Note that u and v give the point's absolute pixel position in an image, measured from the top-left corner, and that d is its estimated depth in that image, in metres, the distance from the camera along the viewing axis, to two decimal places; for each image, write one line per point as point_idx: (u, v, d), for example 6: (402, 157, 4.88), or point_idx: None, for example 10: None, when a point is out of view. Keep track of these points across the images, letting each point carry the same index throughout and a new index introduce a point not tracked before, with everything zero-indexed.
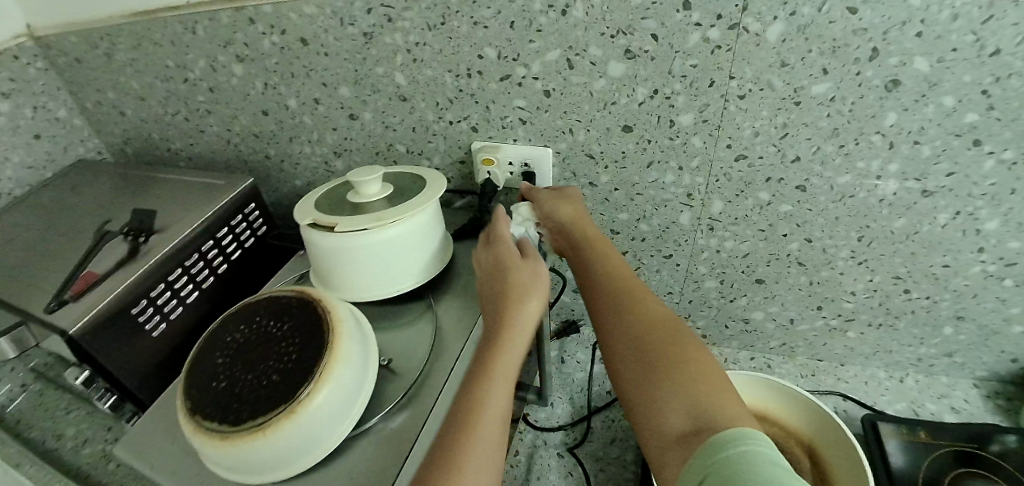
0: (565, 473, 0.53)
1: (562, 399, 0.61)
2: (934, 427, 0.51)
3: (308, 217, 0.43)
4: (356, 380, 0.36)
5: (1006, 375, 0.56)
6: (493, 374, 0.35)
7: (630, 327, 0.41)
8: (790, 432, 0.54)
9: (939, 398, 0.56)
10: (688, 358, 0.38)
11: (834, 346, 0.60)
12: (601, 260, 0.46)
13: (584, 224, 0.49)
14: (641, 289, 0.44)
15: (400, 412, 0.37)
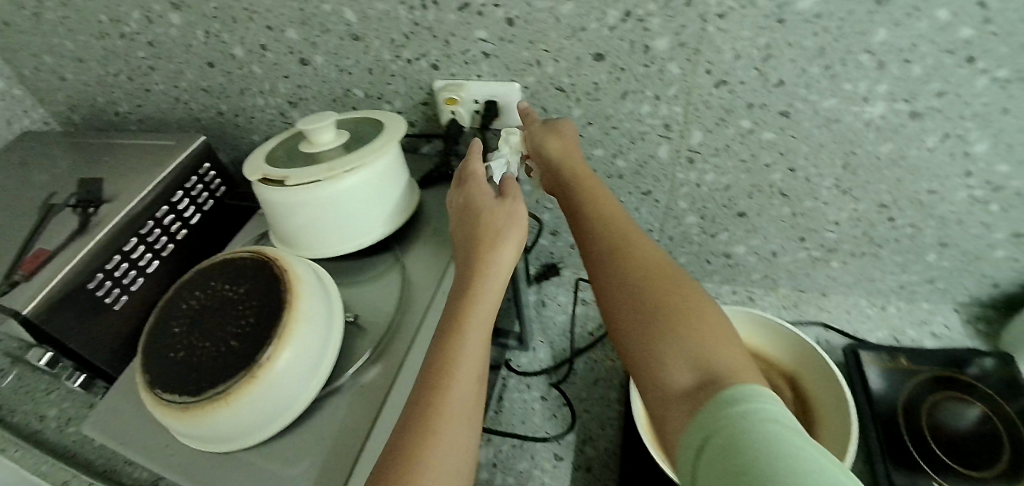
0: (548, 415, 0.53)
1: (544, 342, 0.60)
2: (915, 355, 0.55)
3: (258, 173, 0.44)
4: (319, 335, 0.39)
5: (986, 300, 0.61)
6: (461, 363, 0.32)
7: (627, 277, 0.37)
8: (774, 367, 0.53)
9: (920, 325, 0.61)
10: (689, 309, 0.34)
11: (817, 277, 0.61)
12: (595, 210, 0.41)
13: (581, 175, 0.44)
14: (638, 238, 0.39)
15: (372, 364, 0.40)
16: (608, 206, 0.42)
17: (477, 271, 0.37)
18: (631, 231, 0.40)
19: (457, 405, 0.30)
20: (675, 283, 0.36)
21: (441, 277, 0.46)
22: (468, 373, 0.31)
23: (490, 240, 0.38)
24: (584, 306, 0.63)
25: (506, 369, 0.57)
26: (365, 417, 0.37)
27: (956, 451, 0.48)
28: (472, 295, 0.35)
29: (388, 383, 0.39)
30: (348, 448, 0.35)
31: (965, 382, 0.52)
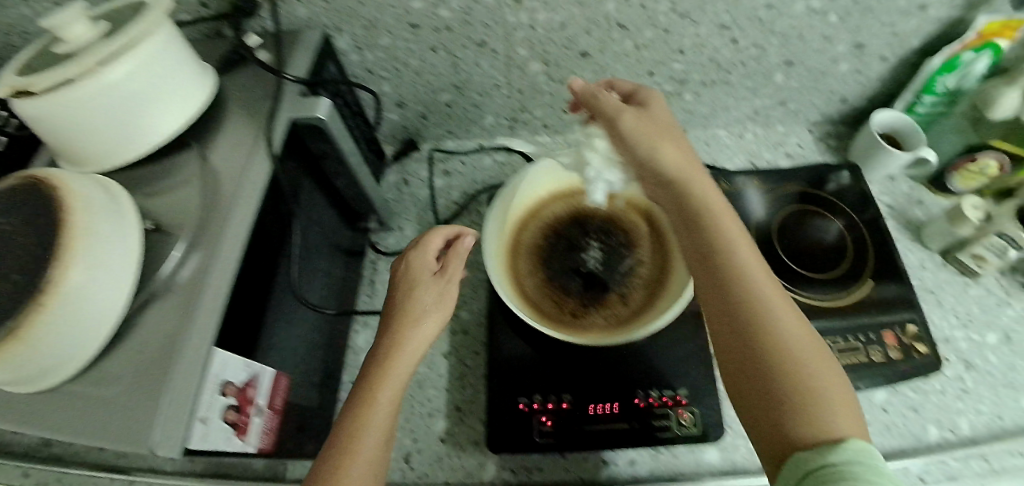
0: None
1: (408, 221, 0.63)
2: (766, 175, 0.62)
3: (7, 88, 0.38)
4: (116, 252, 0.38)
5: (837, 117, 0.65)
6: (374, 411, 0.38)
7: (742, 289, 0.38)
8: (627, 201, 0.56)
9: (776, 147, 0.66)
10: (781, 326, 0.36)
11: (674, 112, 0.62)
12: (690, 197, 0.42)
13: (690, 172, 0.43)
14: (735, 237, 0.40)
15: (192, 262, 0.41)
16: (725, 199, 0.42)
17: (404, 318, 0.43)
18: (731, 229, 0.41)
19: (369, 447, 0.36)
20: (765, 295, 0.38)
21: (251, 167, 0.44)
22: (379, 418, 0.38)
23: (409, 304, 0.45)
24: (445, 178, 0.65)
25: (375, 252, 0.62)
26: (186, 321, 0.38)
27: (800, 253, 0.58)
28: (392, 350, 0.41)
29: (205, 281, 0.40)
30: (168, 350, 0.38)
31: (819, 196, 0.61)
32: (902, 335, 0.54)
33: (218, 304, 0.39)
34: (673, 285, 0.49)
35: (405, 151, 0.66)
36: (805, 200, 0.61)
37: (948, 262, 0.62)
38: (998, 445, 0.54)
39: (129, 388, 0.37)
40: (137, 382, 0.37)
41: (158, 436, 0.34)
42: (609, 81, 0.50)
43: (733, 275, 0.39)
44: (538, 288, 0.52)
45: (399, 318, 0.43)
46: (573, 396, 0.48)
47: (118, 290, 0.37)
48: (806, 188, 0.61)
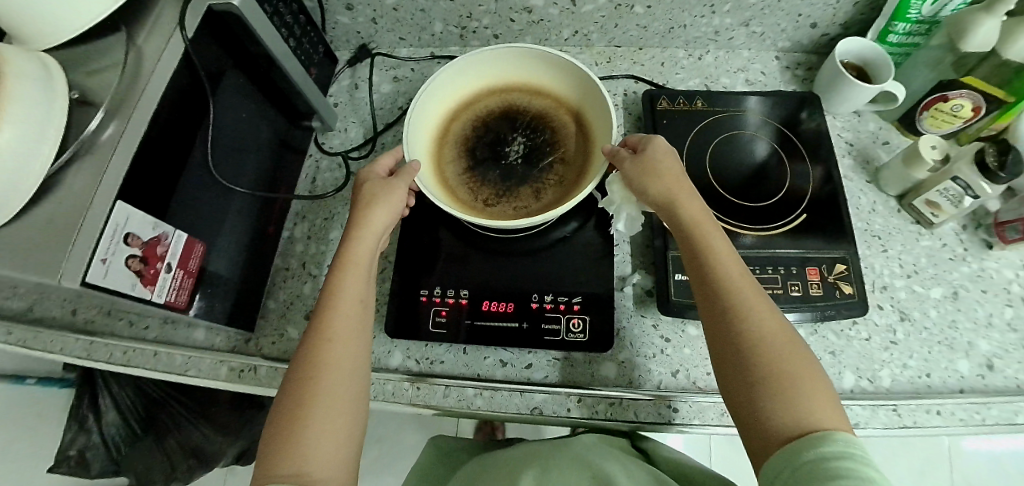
0: (338, 184, 0.63)
1: (355, 124, 0.66)
2: (710, 96, 0.60)
3: None
4: (36, 115, 0.40)
5: (806, 44, 0.64)
6: (339, 308, 0.43)
7: (718, 283, 0.41)
8: (557, 101, 0.57)
9: (736, 73, 0.65)
10: (756, 323, 0.38)
11: (627, 29, 0.62)
12: (663, 191, 0.45)
13: (666, 168, 0.46)
14: (709, 232, 0.43)
15: (109, 122, 0.42)
16: (694, 195, 0.45)
17: (360, 222, 0.47)
18: (711, 230, 0.43)
19: (342, 326, 0.43)
20: (742, 290, 0.40)
21: (169, 43, 0.44)
22: (348, 305, 0.44)
23: (363, 211, 0.48)
24: (394, 83, 0.68)
25: (319, 151, 0.65)
26: (94, 181, 0.40)
27: (735, 182, 0.57)
28: (350, 247, 0.46)
29: (118, 140, 0.41)
30: (75, 208, 0.39)
31: (787, 137, 0.59)
32: (827, 273, 0.52)
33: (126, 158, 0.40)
34: (580, 187, 0.53)
35: (358, 57, 0.68)
36: (781, 144, 0.59)
37: (903, 207, 0.60)
38: (913, 400, 0.52)
39: (46, 237, 0.39)
40: (51, 228, 0.39)
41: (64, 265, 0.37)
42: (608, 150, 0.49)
43: (715, 270, 0.41)
44: (459, 174, 0.57)
45: (357, 222, 0.47)
46: (469, 292, 0.51)
47: (37, 150, 0.39)
48: (786, 134, 0.59)
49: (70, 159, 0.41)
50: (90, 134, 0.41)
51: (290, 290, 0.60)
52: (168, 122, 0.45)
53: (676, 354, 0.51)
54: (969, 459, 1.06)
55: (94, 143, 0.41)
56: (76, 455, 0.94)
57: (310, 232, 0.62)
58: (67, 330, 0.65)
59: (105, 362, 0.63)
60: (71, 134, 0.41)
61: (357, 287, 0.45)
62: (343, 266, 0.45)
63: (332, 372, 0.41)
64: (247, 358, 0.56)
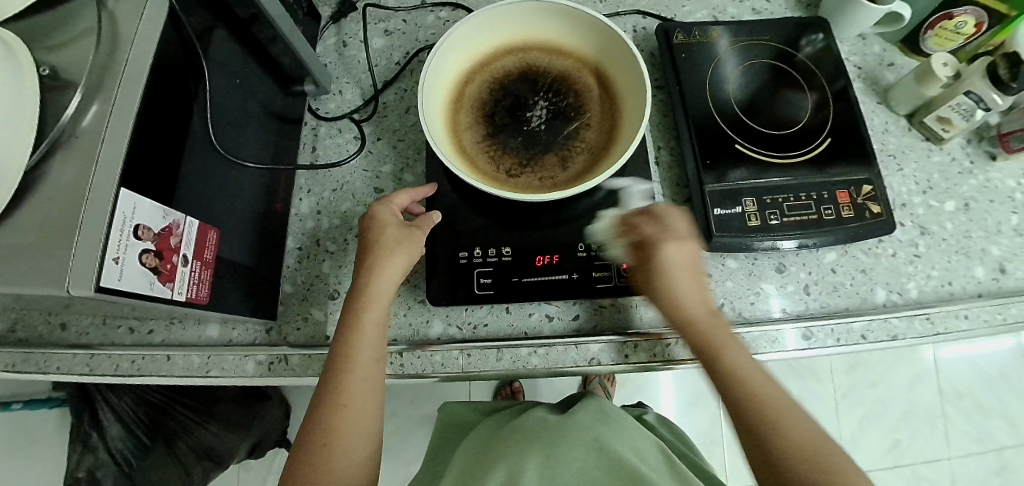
0: (343, 151, 0.57)
1: (350, 85, 0.60)
2: (724, 27, 0.58)
3: None
4: (6, 101, 0.35)
5: None
6: (358, 352, 0.43)
7: (746, 397, 0.40)
8: (579, 61, 0.52)
9: (743, 3, 0.63)
10: (782, 412, 0.40)
11: None
12: (672, 305, 0.43)
13: (678, 272, 0.44)
14: (729, 343, 0.42)
15: (88, 103, 0.37)
16: (701, 299, 0.44)
17: (376, 260, 0.45)
18: (726, 342, 0.42)
19: (358, 383, 0.42)
20: (754, 389, 0.41)
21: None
22: (368, 359, 0.43)
23: (377, 252, 0.45)
24: (387, 37, 0.61)
25: (315, 118, 0.59)
26: (89, 171, 0.35)
27: (757, 112, 0.55)
28: (367, 289, 0.44)
29: (106, 125, 0.36)
30: (70, 207, 0.34)
31: (792, 55, 0.58)
32: (856, 195, 0.53)
33: (121, 144, 0.35)
34: (614, 153, 0.47)
35: (343, 11, 0.60)
36: (787, 63, 0.58)
37: (913, 126, 0.61)
38: (942, 307, 0.54)
39: (44, 243, 0.34)
40: (45, 235, 0.34)
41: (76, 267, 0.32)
42: (629, 217, 0.46)
43: (739, 389, 0.41)
44: (477, 143, 0.50)
45: (372, 261, 0.45)
46: (512, 249, 0.49)
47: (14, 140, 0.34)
48: (786, 50, 0.58)
49: (53, 147, 0.36)
50: (70, 120, 0.36)
51: (306, 272, 0.55)
52: (161, 97, 0.40)
53: (719, 287, 0.52)
54: (951, 365, 1.13)
55: (75, 131, 0.36)
56: (86, 477, 0.86)
57: (320, 206, 0.56)
58: (59, 346, 0.60)
59: (112, 374, 0.58)
60: (48, 120, 0.36)
61: (376, 333, 0.44)
62: (363, 308, 0.44)
63: (347, 420, 0.41)
64: (273, 349, 0.52)
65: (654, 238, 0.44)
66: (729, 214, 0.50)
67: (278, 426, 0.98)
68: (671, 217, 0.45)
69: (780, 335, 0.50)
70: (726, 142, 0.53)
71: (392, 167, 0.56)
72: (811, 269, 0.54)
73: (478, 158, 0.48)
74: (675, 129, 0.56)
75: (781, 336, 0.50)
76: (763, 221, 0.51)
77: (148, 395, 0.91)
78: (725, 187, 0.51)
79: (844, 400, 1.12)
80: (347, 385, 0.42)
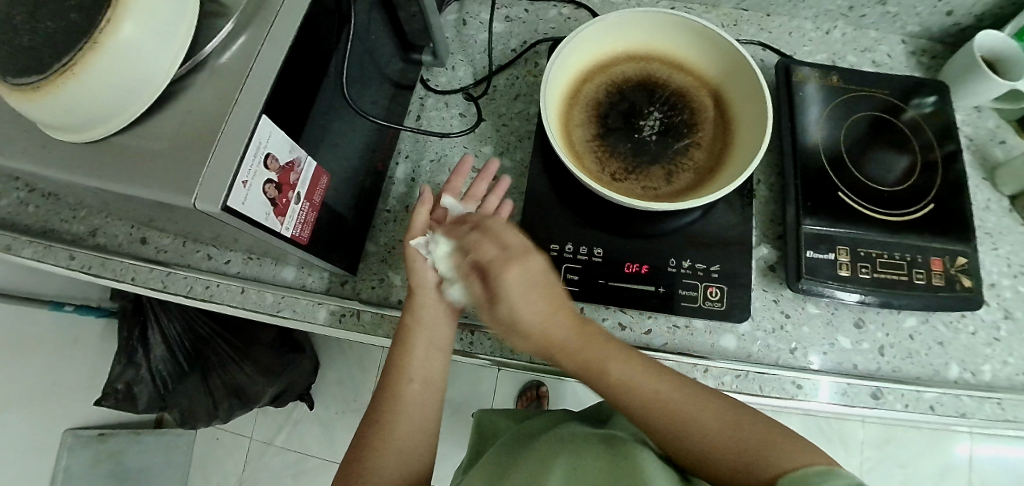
0: (445, 125, 0.58)
1: (463, 63, 0.61)
2: (845, 73, 0.58)
3: None
4: (168, 11, 0.35)
5: (936, 30, 0.62)
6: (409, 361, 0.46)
7: (625, 400, 0.42)
8: (699, 80, 0.52)
9: (863, 53, 0.63)
10: (686, 414, 0.41)
11: None
12: (523, 329, 0.42)
13: (529, 293, 0.41)
14: (603, 356, 0.43)
15: (242, 32, 0.39)
16: (554, 311, 0.42)
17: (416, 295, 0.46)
18: (603, 356, 0.43)
19: (411, 388, 0.45)
20: (651, 400, 0.41)
21: None
22: (416, 369, 0.46)
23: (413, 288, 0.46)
24: (506, 23, 0.61)
25: (425, 88, 0.60)
26: (232, 91, 0.37)
27: (863, 163, 0.55)
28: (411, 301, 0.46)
29: (252, 55, 0.38)
30: (210, 124, 0.36)
31: (903, 111, 0.58)
32: (949, 265, 0.52)
33: (269, 76, 0.37)
34: (722, 176, 0.47)
35: None
36: (898, 119, 0.58)
37: (1014, 209, 0.59)
38: (1017, 395, 0.52)
39: (179, 152, 0.36)
40: (189, 149, 0.36)
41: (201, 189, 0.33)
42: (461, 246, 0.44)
43: (634, 397, 0.42)
44: (587, 141, 0.50)
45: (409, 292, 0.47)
46: (603, 251, 0.50)
47: (173, 50, 0.35)
48: (897, 105, 0.58)
49: (196, 67, 0.38)
50: (222, 42, 0.38)
51: (391, 235, 0.56)
52: (309, 41, 0.41)
53: (796, 331, 0.51)
54: (987, 464, 1.09)
55: (216, 61, 0.38)
56: (123, 390, 0.89)
57: (414, 174, 0.57)
58: (139, 259, 0.62)
59: (184, 295, 0.61)
60: (205, 38, 0.38)
61: (422, 342, 0.46)
62: (409, 319, 0.46)
63: (401, 422, 0.45)
64: (346, 303, 0.54)
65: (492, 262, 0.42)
66: (821, 259, 0.50)
67: (304, 381, 1.01)
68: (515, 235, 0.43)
69: (817, 385, 0.50)
70: (830, 187, 0.52)
71: (492, 149, 0.57)
72: (890, 331, 0.53)
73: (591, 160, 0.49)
74: (778, 165, 0.56)
75: (810, 388, 0.49)
76: (853, 273, 0.50)
77: (195, 324, 0.94)
78: (829, 231, 0.51)
79: (867, 473, 1.10)
80: (399, 388, 0.45)
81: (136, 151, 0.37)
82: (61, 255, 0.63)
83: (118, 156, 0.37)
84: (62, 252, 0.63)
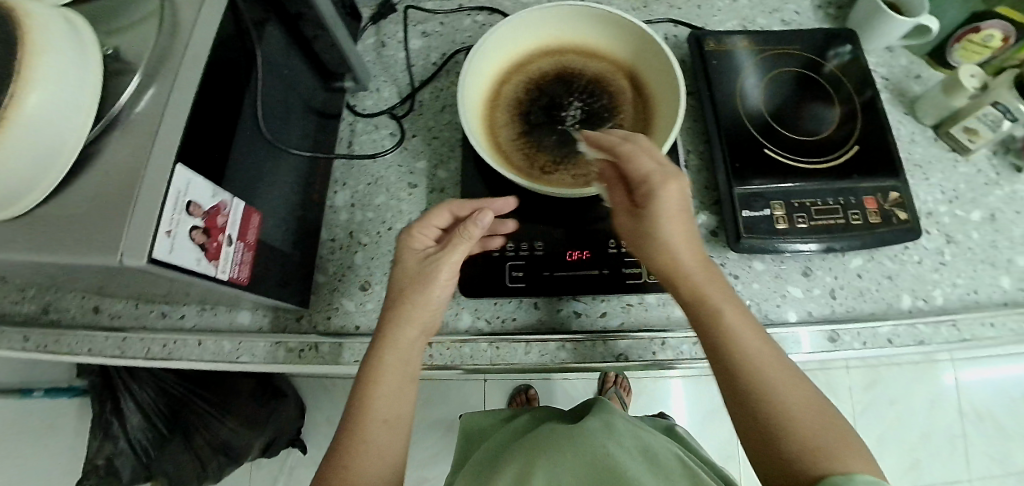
0: (377, 146, 0.59)
1: (387, 83, 0.61)
2: (755, 36, 0.60)
3: None
4: (73, 80, 0.35)
5: None
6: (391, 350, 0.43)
7: (703, 322, 0.41)
8: (613, 65, 0.53)
9: (772, 14, 0.65)
10: (771, 376, 0.38)
11: None
12: (662, 249, 0.41)
13: (674, 214, 0.41)
14: (722, 301, 0.40)
15: (149, 88, 0.38)
16: (690, 241, 0.41)
17: (405, 307, 0.44)
18: (723, 305, 0.40)
19: (390, 383, 0.43)
20: (744, 356, 0.39)
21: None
22: (396, 365, 0.43)
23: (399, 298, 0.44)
24: (424, 39, 0.62)
25: (352, 114, 0.60)
26: (149, 144, 0.36)
27: (787, 118, 0.56)
28: (404, 280, 0.45)
29: (162, 108, 0.37)
30: (130, 179, 0.35)
31: (821, 65, 0.59)
32: (883, 202, 0.53)
33: (181, 125, 0.37)
34: None
35: (384, 13, 0.62)
36: (814, 71, 0.59)
37: (940, 137, 0.61)
38: (970, 313, 0.53)
39: (98, 215, 0.35)
40: (105, 208, 0.34)
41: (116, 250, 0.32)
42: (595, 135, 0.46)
43: (714, 323, 0.40)
44: (512, 140, 0.51)
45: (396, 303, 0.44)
46: (545, 244, 0.50)
47: (83, 117, 0.35)
48: (814, 59, 0.60)
49: (110, 127, 0.37)
50: (130, 99, 0.37)
51: (339, 263, 0.56)
52: (217, 86, 0.41)
53: (746, 289, 0.53)
54: (972, 384, 1.13)
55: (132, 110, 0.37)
56: (105, 465, 0.88)
57: (354, 199, 0.57)
58: (92, 329, 0.61)
59: (142, 357, 0.59)
60: (111, 100, 0.37)
61: (411, 329, 0.44)
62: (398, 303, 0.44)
63: (374, 421, 0.42)
64: (304, 337, 0.53)
65: (640, 189, 0.42)
66: (758, 216, 0.51)
67: (292, 427, 1.01)
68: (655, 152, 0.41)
69: (797, 336, 0.51)
70: (757, 146, 0.54)
71: (426, 163, 0.57)
72: (837, 274, 0.54)
73: (655, 146, 0.43)
74: (705, 133, 0.57)
75: (789, 340, 0.51)
76: (791, 225, 0.51)
77: (167, 386, 0.94)
78: (762, 188, 0.52)
79: (862, 416, 1.11)
80: (377, 377, 0.43)
81: (52, 221, 0.35)
82: (14, 338, 0.61)
83: (32, 232, 0.35)
84: (13, 336, 0.61)
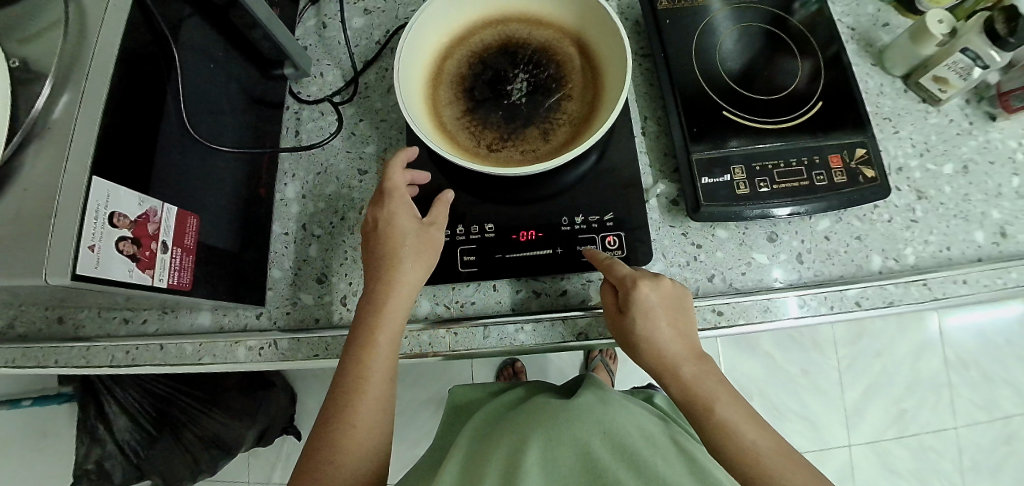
0: (321, 132, 0.57)
1: (331, 65, 0.60)
2: None
3: None
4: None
5: None
6: (383, 326, 0.43)
7: (693, 404, 0.42)
8: (559, 32, 0.52)
9: None
10: (763, 458, 0.40)
11: None
12: (653, 349, 0.43)
13: (659, 313, 0.43)
14: (715, 393, 0.42)
15: (59, 98, 0.33)
16: (682, 338, 0.43)
17: (392, 282, 0.44)
18: (713, 393, 0.42)
19: (378, 366, 0.42)
20: (745, 441, 0.40)
21: None
22: (387, 344, 0.43)
23: (391, 261, 0.44)
24: (366, 17, 0.61)
25: (296, 101, 0.59)
26: (63, 161, 0.32)
27: (747, 77, 0.54)
28: (394, 251, 0.44)
29: (78, 117, 0.33)
30: (47, 199, 0.31)
31: (786, 20, 0.57)
32: (849, 159, 0.51)
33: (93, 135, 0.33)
34: (594, 123, 0.47)
35: None
36: (779, 26, 0.56)
37: (909, 87, 0.59)
38: (941, 271, 0.52)
39: (20, 241, 0.31)
40: (25, 232, 0.31)
41: (32, 269, 0.30)
42: (594, 255, 0.47)
43: (703, 407, 0.42)
44: (456, 118, 0.49)
45: (383, 283, 0.44)
46: (494, 225, 0.50)
47: None
48: (779, 13, 0.57)
49: (29, 139, 0.32)
50: (40, 110, 0.33)
51: (294, 256, 0.54)
52: (138, 83, 0.38)
53: (710, 258, 0.51)
54: (955, 331, 1.14)
55: (49, 120, 0.33)
56: (95, 469, 0.90)
57: (304, 190, 0.56)
58: (58, 340, 0.54)
59: (108, 366, 0.54)
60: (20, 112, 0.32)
61: (400, 306, 0.44)
62: (389, 279, 0.44)
63: (361, 405, 0.42)
64: (264, 334, 0.52)
65: (625, 285, 0.43)
66: (717, 183, 0.50)
67: (282, 418, 1.02)
68: (620, 267, 0.45)
69: (785, 301, 0.50)
70: (714, 109, 0.52)
71: (375, 147, 0.56)
72: (804, 237, 0.53)
73: (625, 265, 0.45)
74: (662, 98, 0.55)
75: (777, 305, 0.50)
76: (753, 190, 0.50)
77: (152, 386, 0.95)
78: (717, 154, 0.50)
79: (847, 369, 1.13)
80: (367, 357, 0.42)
81: None
82: None
83: None
84: None
